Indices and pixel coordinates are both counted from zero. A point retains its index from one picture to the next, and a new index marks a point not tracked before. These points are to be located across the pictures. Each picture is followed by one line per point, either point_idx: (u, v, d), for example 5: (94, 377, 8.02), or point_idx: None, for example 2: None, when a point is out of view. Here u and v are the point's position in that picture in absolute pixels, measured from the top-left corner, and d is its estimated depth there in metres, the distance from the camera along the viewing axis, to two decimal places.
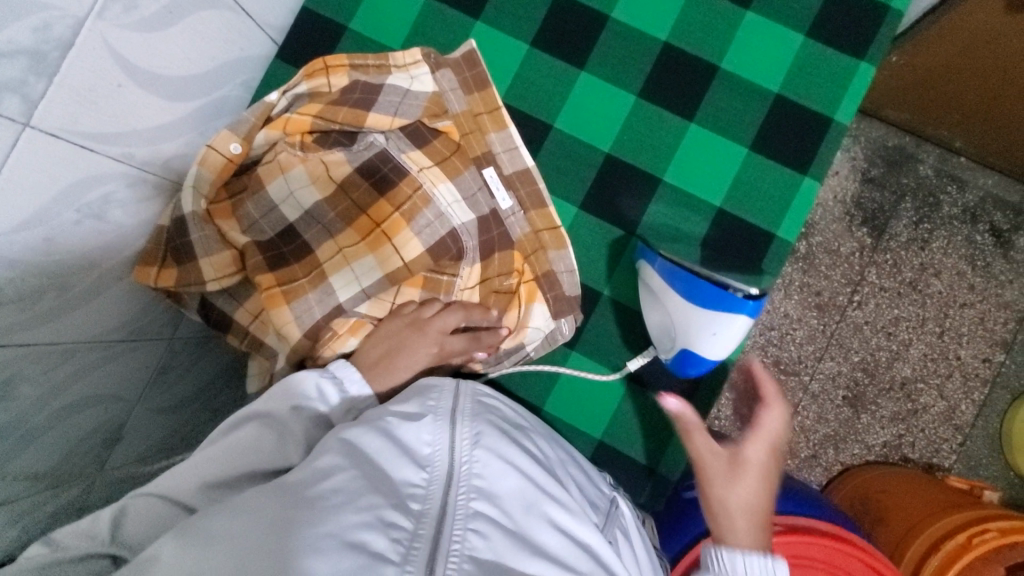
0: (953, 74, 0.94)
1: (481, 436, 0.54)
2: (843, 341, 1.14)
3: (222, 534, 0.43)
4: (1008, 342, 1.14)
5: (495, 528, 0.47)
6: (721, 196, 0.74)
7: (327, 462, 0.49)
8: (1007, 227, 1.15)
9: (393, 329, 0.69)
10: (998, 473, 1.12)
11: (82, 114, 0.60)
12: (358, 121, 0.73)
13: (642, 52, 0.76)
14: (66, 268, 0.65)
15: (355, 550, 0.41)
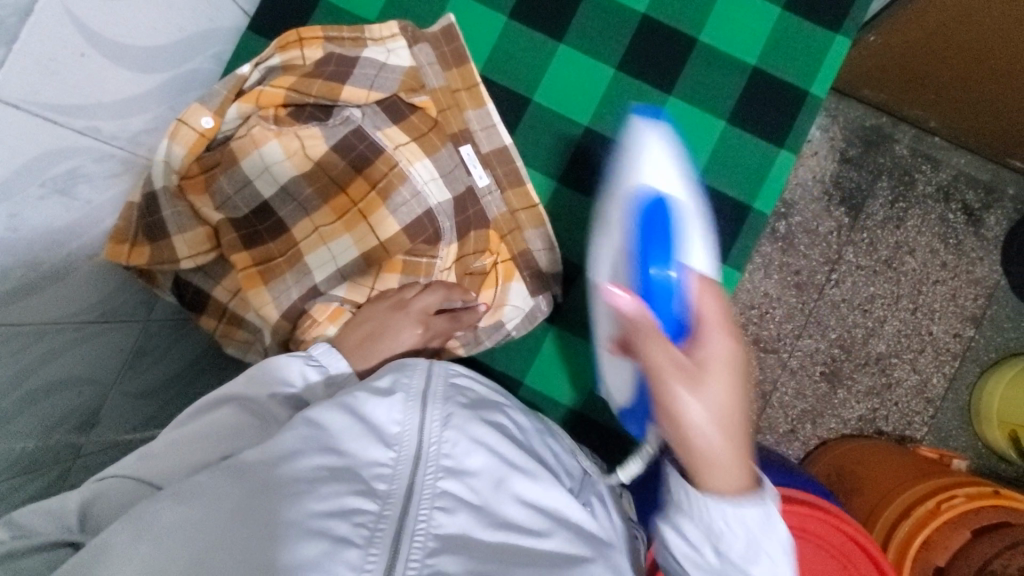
0: (928, 54, 0.95)
1: (452, 417, 0.55)
2: (820, 318, 1.17)
3: (176, 515, 0.45)
4: (977, 317, 1.17)
5: (461, 511, 0.50)
6: (699, 169, 0.74)
7: (290, 443, 0.50)
8: (979, 206, 1.17)
9: (376, 312, 0.69)
10: (966, 443, 1.16)
11: (45, 85, 0.58)
12: (333, 93, 0.71)
13: (620, 24, 0.75)
14: (31, 244, 0.63)
15: (319, 537, 0.43)
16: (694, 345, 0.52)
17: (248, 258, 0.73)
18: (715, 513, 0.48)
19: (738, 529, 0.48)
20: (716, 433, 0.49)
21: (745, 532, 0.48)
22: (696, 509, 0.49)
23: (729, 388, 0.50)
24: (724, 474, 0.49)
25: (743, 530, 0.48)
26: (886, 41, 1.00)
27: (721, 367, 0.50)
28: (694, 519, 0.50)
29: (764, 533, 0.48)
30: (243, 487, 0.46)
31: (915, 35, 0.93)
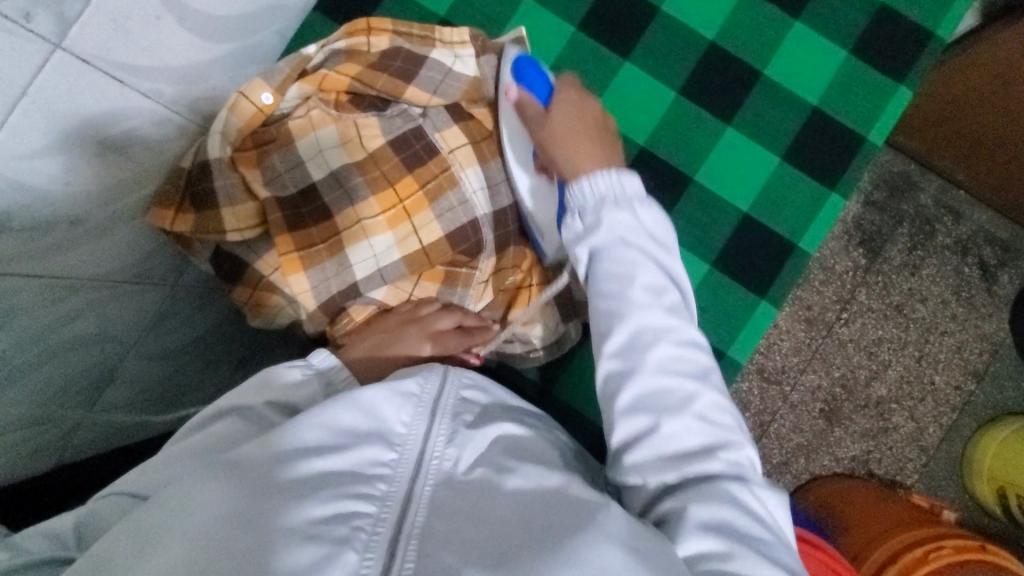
0: (974, 108, 0.95)
1: (458, 429, 0.53)
2: (826, 355, 1.17)
3: (171, 511, 0.43)
4: (980, 372, 1.17)
5: (460, 514, 0.46)
6: (749, 201, 0.74)
7: (287, 442, 0.48)
8: (994, 262, 1.17)
9: (390, 326, 0.69)
10: (954, 494, 1.17)
11: (116, 43, 0.57)
12: (397, 91, 0.72)
13: (687, 49, 0.76)
14: (80, 198, 0.63)
15: (315, 538, 0.41)
16: (558, 102, 0.67)
17: (291, 242, 0.72)
18: (582, 193, 0.60)
19: (644, 327, 0.56)
20: (567, 128, 0.65)
21: (635, 218, 0.59)
22: (575, 197, 0.61)
23: (579, 112, 0.66)
24: (587, 158, 0.64)
25: (634, 214, 0.59)
26: (932, 91, 1.00)
27: (571, 106, 0.67)
28: (609, 253, 0.58)
29: (657, 237, 0.60)
30: (237, 484, 0.44)
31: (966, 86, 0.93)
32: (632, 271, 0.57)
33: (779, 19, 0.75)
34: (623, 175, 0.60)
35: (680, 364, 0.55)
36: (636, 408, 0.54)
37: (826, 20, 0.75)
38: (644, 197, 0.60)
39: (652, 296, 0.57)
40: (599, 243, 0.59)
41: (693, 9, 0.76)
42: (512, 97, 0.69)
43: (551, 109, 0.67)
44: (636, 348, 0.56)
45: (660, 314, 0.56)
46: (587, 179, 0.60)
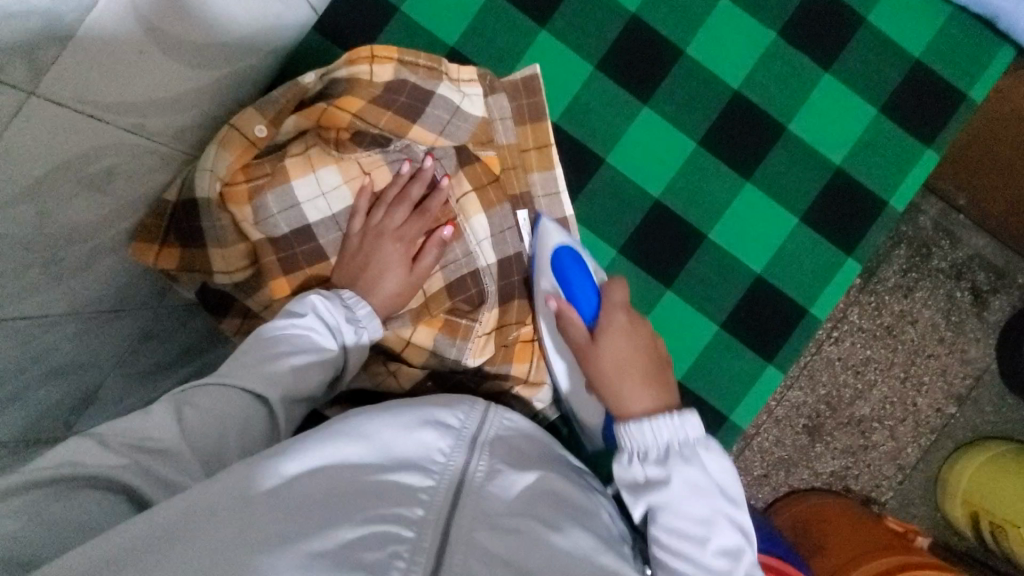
0: (1002, 147, 0.91)
1: (498, 466, 0.47)
2: (813, 372, 1.11)
3: (191, 531, 0.37)
4: (962, 397, 1.11)
5: (497, 559, 0.40)
6: (763, 263, 0.72)
7: (318, 463, 0.43)
8: (987, 288, 1.11)
9: (371, 247, 0.68)
10: (926, 513, 1.12)
11: (96, 82, 0.50)
12: (401, 130, 0.68)
13: (710, 97, 0.72)
14: (58, 239, 0.57)
15: (345, 566, 0.35)
16: (604, 330, 0.62)
17: (288, 286, 0.70)
18: (639, 435, 0.54)
19: (712, 532, 0.50)
20: (616, 364, 0.60)
21: (700, 462, 0.52)
22: (630, 443, 0.54)
23: (633, 352, 0.60)
24: (632, 398, 0.58)
25: (705, 468, 0.52)
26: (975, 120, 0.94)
27: (625, 338, 0.61)
28: (678, 472, 0.51)
29: (721, 467, 0.53)
30: (264, 507, 0.38)
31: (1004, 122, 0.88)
32: (688, 468, 0.51)
33: (808, 69, 0.72)
34: (686, 417, 0.54)
35: (734, 572, 0.49)
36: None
37: (857, 74, 0.72)
38: (710, 446, 0.53)
39: (711, 509, 0.51)
40: (658, 462, 0.52)
41: (718, 55, 0.72)
42: (551, 307, 0.65)
43: (598, 338, 0.62)
44: (699, 538, 0.50)
45: (721, 518, 0.51)
46: (649, 422, 0.54)
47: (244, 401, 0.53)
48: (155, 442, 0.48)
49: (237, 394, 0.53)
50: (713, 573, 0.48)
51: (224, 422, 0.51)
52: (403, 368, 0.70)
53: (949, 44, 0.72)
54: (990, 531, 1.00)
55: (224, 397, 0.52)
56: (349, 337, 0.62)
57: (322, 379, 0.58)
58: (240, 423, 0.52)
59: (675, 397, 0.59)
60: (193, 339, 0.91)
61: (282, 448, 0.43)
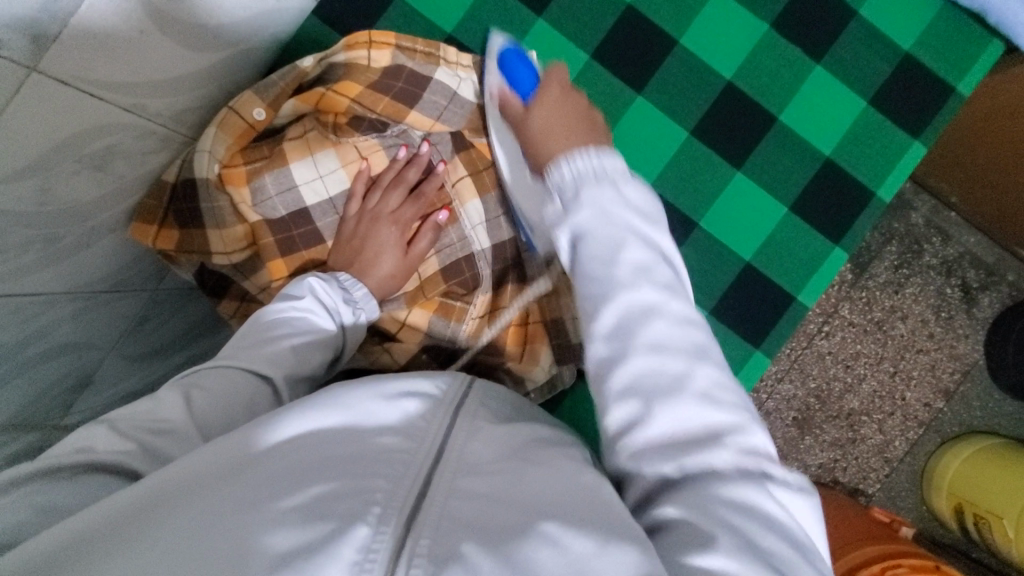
0: (989, 141, 0.92)
1: (479, 426, 0.46)
2: (804, 366, 1.13)
3: (178, 494, 0.39)
4: (950, 392, 1.13)
5: (482, 501, 0.41)
6: (753, 252, 0.73)
7: (296, 431, 0.44)
8: (977, 286, 1.13)
9: (368, 230, 0.69)
10: (912, 505, 1.14)
11: (96, 61, 0.51)
12: (398, 115, 0.70)
13: (703, 87, 0.74)
14: (57, 217, 0.57)
15: (321, 519, 0.36)
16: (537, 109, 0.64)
17: (284, 267, 0.71)
18: (560, 173, 0.55)
19: (631, 304, 0.48)
20: (542, 127, 0.62)
21: (618, 197, 0.52)
22: (552, 184, 0.55)
23: (560, 112, 0.62)
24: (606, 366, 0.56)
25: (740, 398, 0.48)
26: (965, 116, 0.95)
27: (556, 99, 0.63)
28: (590, 241, 0.51)
29: (642, 209, 0.53)
30: (244, 471, 0.40)
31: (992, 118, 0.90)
32: (602, 228, 0.51)
33: (800, 61, 0.73)
34: (604, 153, 0.55)
35: (663, 348, 0.46)
36: (660, 449, 0.44)
37: (847, 67, 0.73)
38: (629, 172, 0.54)
39: (638, 275, 0.49)
40: (582, 231, 0.52)
41: (712, 46, 0.74)
42: (495, 91, 0.67)
43: (530, 116, 0.64)
44: (624, 329, 0.47)
45: (649, 293, 0.48)
46: (565, 159, 0.55)
47: (247, 381, 0.54)
48: (162, 423, 0.49)
49: (240, 373, 0.54)
50: (637, 343, 0.46)
51: (229, 403, 0.52)
52: (398, 345, 0.71)
53: (937, 38, 0.73)
54: (973, 523, 1.02)
55: (227, 378, 0.53)
56: (346, 317, 0.63)
57: (322, 359, 0.60)
58: (245, 402, 0.53)
59: (604, 141, 0.60)
60: (191, 322, 0.92)
61: (266, 418, 0.44)
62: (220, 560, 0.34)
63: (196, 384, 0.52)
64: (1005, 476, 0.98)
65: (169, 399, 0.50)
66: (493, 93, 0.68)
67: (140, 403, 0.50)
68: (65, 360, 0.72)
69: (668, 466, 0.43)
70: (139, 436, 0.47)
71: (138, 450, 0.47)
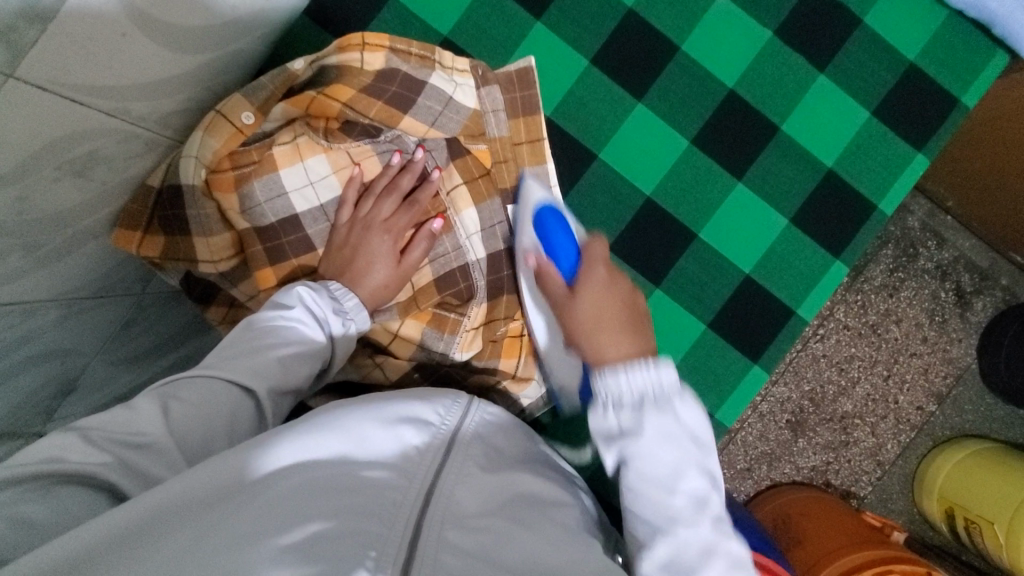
0: (988, 149, 0.92)
1: (471, 467, 0.47)
2: (798, 368, 1.13)
3: (167, 526, 0.37)
4: (942, 395, 1.13)
5: (471, 554, 0.40)
6: (752, 263, 0.72)
7: (294, 457, 0.43)
8: (971, 290, 1.12)
9: (359, 238, 0.67)
10: (902, 509, 1.14)
11: (77, 65, 0.48)
12: (391, 120, 0.68)
13: (705, 96, 0.72)
14: (37, 225, 0.55)
15: (314, 558, 0.35)
16: (583, 284, 0.60)
17: (272, 276, 0.69)
18: (613, 385, 0.52)
19: (686, 542, 0.48)
20: (591, 315, 0.58)
21: (678, 427, 0.51)
22: (603, 393, 0.53)
23: (609, 300, 0.58)
24: (608, 346, 0.56)
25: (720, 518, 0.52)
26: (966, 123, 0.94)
27: (600, 291, 0.59)
28: (645, 464, 0.50)
29: (699, 438, 0.52)
30: (241, 501, 0.38)
31: (994, 126, 0.89)
32: (661, 455, 0.50)
33: (803, 69, 0.72)
34: (660, 365, 0.52)
35: (708, 541, 0.48)
36: (673, 566, 0.47)
37: (851, 75, 0.72)
38: (684, 394, 0.52)
39: (690, 507, 0.49)
40: (630, 453, 0.51)
41: (714, 53, 0.72)
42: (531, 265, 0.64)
43: (576, 291, 0.60)
44: (667, 522, 0.49)
45: (704, 528, 0.49)
46: (623, 371, 0.52)
47: (230, 393, 0.52)
48: (139, 435, 0.47)
49: (224, 386, 0.52)
50: (674, 530, 0.49)
51: (212, 418, 0.50)
52: (390, 360, 0.70)
53: (943, 47, 0.72)
54: (963, 527, 1.02)
55: (208, 387, 0.51)
56: (335, 328, 0.61)
57: (310, 370, 0.58)
58: (226, 416, 0.51)
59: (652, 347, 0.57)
60: (178, 326, 0.90)
61: (263, 441, 0.44)
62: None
63: (174, 394, 0.50)
64: (994, 482, 0.97)
65: (145, 409, 0.48)
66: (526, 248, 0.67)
67: (116, 411, 0.48)
68: (46, 368, 0.69)
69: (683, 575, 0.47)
70: (114, 449, 0.46)
71: (115, 461, 0.45)
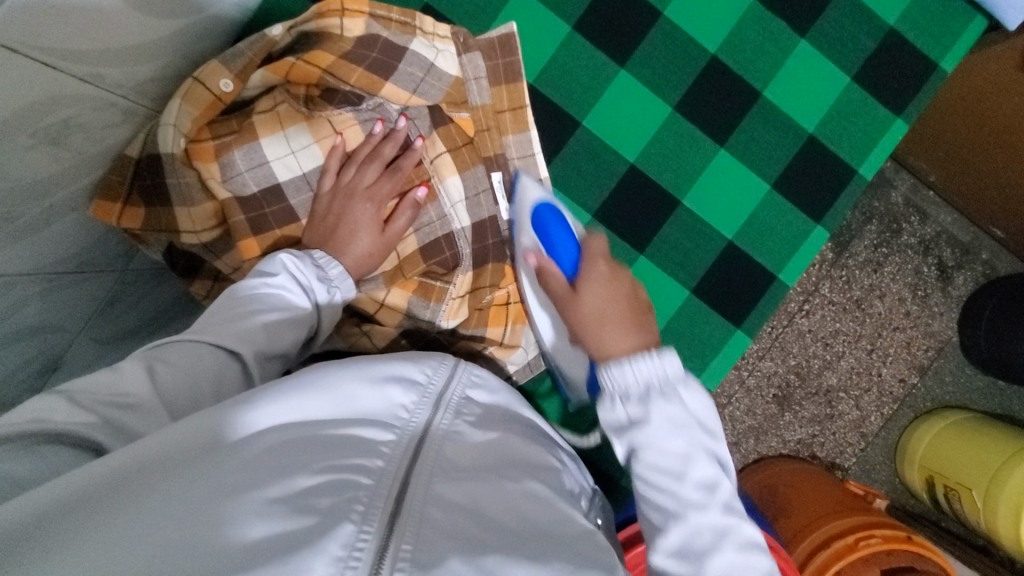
0: (967, 121, 0.92)
1: (458, 429, 0.48)
2: (785, 344, 1.14)
3: (147, 476, 0.37)
4: (924, 367, 1.15)
5: (457, 507, 0.41)
6: (735, 229, 0.73)
7: (280, 417, 0.44)
8: (952, 264, 1.14)
9: (344, 207, 0.67)
10: (884, 478, 1.17)
11: (49, 26, 0.46)
12: (373, 87, 0.67)
13: (687, 62, 0.72)
14: (15, 196, 0.54)
15: (301, 513, 0.36)
16: (586, 280, 0.59)
17: (257, 246, 0.69)
18: (619, 375, 0.52)
19: (699, 528, 0.48)
20: (596, 314, 0.56)
21: (684, 414, 0.50)
22: (609, 383, 0.52)
23: (613, 298, 0.57)
24: (611, 340, 0.55)
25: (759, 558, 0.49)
26: (949, 94, 0.94)
27: (603, 289, 0.58)
28: (653, 454, 0.50)
29: (703, 421, 0.52)
30: (227, 456, 0.39)
31: (972, 97, 0.90)
32: (670, 444, 0.50)
33: (785, 35, 0.72)
34: (665, 354, 0.52)
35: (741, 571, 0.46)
36: (684, 552, 0.47)
37: (832, 41, 0.72)
38: (688, 377, 0.52)
39: (704, 496, 0.49)
40: (640, 441, 0.50)
41: (697, 18, 0.72)
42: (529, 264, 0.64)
43: (580, 290, 0.58)
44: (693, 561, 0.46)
45: (715, 515, 0.48)
46: (628, 362, 0.51)
47: (215, 356, 0.52)
48: (124, 396, 0.47)
49: (209, 349, 0.52)
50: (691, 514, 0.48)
51: (202, 383, 0.50)
52: (377, 328, 0.70)
53: (923, 12, 0.72)
54: (943, 493, 1.04)
55: (194, 352, 0.51)
56: (320, 296, 0.61)
57: (297, 337, 0.58)
58: (211, 377, 0.51)
59: (654, 337, 0.57)
60: (164, 304, 0.88)
61: (248, 398, 0.44)
62: (204, 543, 0.33)
63: (161, 357, 0.49)
64: (972, 450, 1.00)
65: (130, 371, 0.48)
66: (525, 250, 0.67)
67: (99, 372, 0.47)
68: (29, 346, 0.68)
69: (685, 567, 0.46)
70: (100, 409, 0.45)
71: (99, 421, 0.45)
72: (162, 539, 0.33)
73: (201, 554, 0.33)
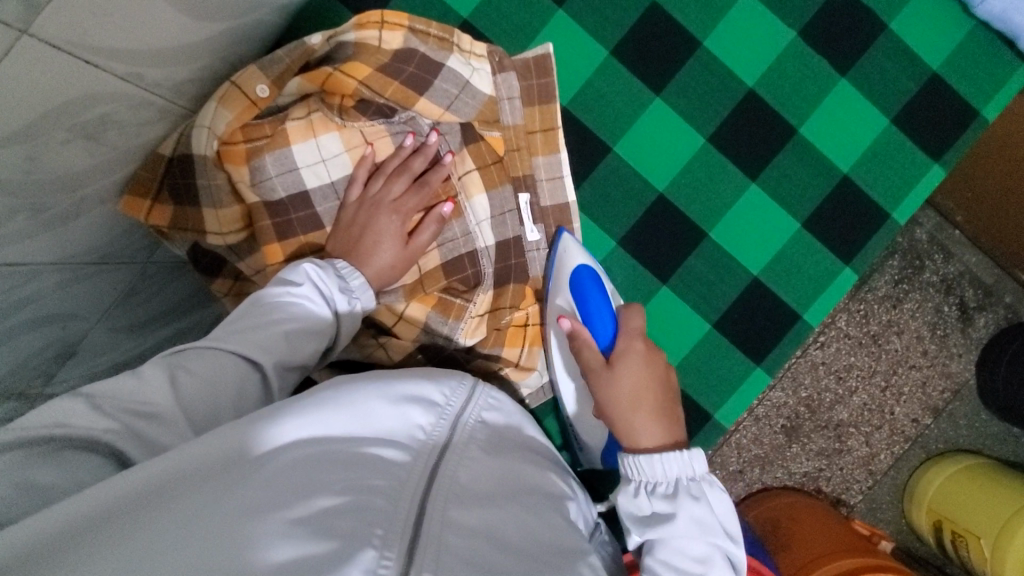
0: None
1: (473, 450, 0.47)
2: (797, 375, 1.12)
3: (162, 498, 0.37)
4: (939, 409, 1.13)
5: (477, 535, 0.40)
6: (762, 265, 0.72)
7: (298, 433, 0.43)
8: (974, 305, 1.11)
9: (366, 216, 0.66)
10: (891, 518, 1.14)
11: (95, 26, 0.47)
12: (407, 101, 0.67)
13: (723, 94, 0.71)
14: (47, 186, 0.54)
15: (323, 535, 0.35)
16: (622, 357, 0.61)
17: (280, 252, 0.69)
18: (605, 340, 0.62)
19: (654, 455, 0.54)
20: (630, 396, 0.58)
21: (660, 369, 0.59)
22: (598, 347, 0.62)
23: (647, 384, 0.59)
24: (641, 433, 0.56)
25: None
26: None
27: (638, 370, 0.60)
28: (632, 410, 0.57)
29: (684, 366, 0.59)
30: (247, 474, 0.38)
31: None
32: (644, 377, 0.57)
33: (824, 72, 0.71)
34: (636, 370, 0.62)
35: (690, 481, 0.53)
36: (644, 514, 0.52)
37: (872, 81, 0.71)
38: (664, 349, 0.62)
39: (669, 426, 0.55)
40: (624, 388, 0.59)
41: (735, 50, 0.71)
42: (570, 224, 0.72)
43: (616, 367, 0.60)
44: (643, 460, 0.54)
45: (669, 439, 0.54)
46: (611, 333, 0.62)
47: (236, 366, 0.52)
48: (156, 409, 0.47)
49: (230, 357, 0.52)
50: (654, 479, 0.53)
51: (215, 391, 0.50)
52: (393, 341, 0.70)
53: (969, 57, 0.71)
54: (951, 539, 1.02)
55: (217, 361, 0.51)
56: (341, 306, 0.61)
57: (317, 347, 0.58)
58: (233, 390, 0.51)
59: (679, 430, 0.58)
60: (181, 299, 0.88)
61: (268, 414, 0.44)
62: (213, 569, 0.32)
63: (184, 365, 0.50)
64: (986, 497, 0.98)
65: (162, 383, 0.48)
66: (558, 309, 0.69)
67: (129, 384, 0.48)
68: (47, 333, 0.67)
69: (659, 504, 0.52)
70: (125, 416, 0.46)
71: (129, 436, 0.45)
72: (184, 561, 0.33)
73: (220, 574, 0.32)
